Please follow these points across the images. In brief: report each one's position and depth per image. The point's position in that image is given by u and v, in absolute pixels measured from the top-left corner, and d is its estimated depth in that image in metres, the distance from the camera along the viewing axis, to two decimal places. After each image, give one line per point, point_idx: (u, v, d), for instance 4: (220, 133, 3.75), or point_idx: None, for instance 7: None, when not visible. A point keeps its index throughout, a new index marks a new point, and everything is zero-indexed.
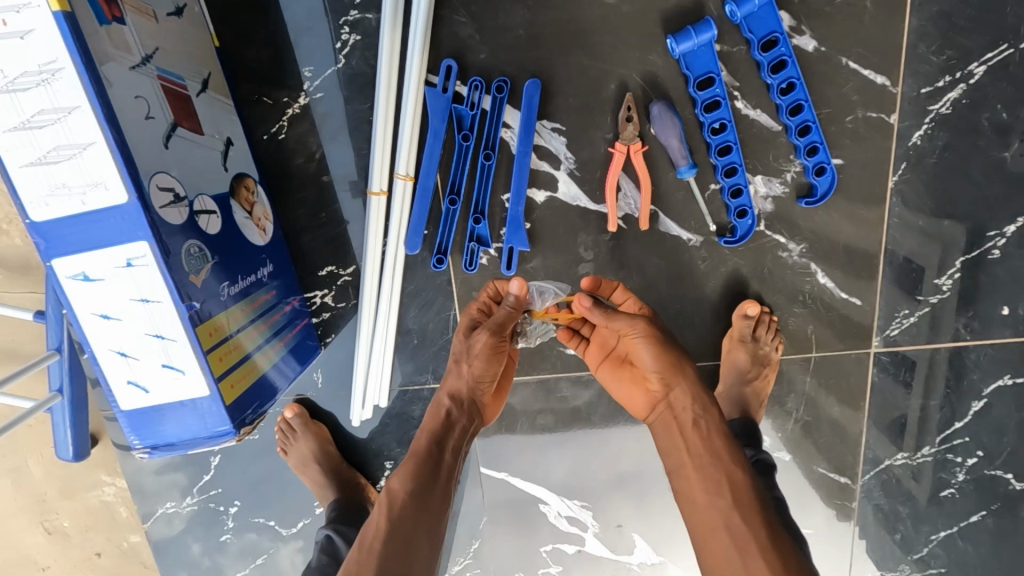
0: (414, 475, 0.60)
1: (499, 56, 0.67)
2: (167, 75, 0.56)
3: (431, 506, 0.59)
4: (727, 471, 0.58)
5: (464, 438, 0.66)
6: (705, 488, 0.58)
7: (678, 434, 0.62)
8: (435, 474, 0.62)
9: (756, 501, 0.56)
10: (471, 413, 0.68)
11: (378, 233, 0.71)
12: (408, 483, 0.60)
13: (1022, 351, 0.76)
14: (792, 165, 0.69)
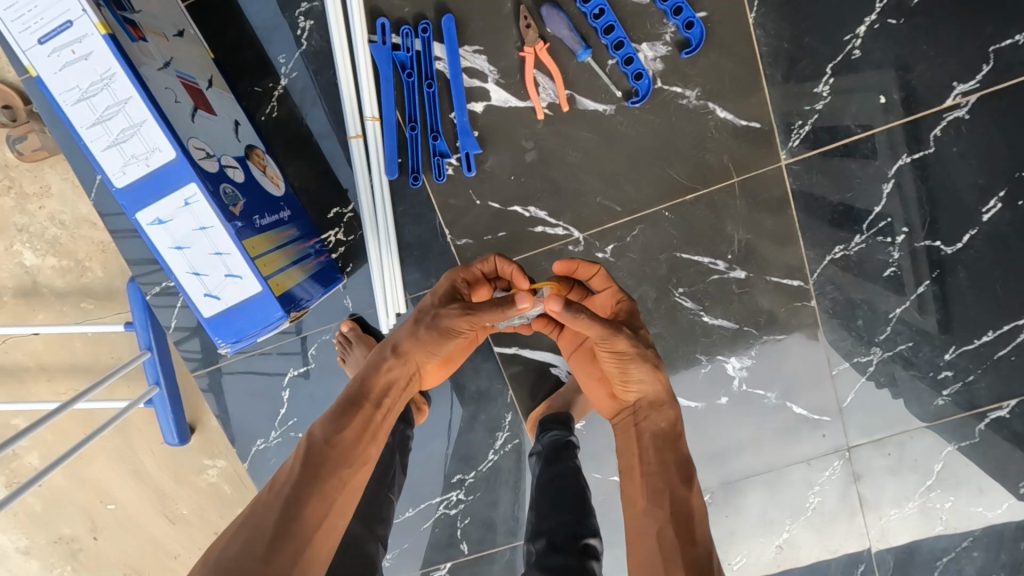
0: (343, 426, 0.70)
1: (419, 6, 0.87)
2: (183, 75, 0.78)
3: (352, 455, 0.69)
4: (667, 486, 0.71)
5: (389, 392, 0.77)
6: (648, 499, 0.71)
7: (642, 441, 0.76)
8: (361, 427, 0.72)
9: (685, 515, 0.68)
10: (405, 369, 0.78)
11: (364, 168, 0.91)
12: (334, 430, 0.69)
13: (907, 131, 0.91)
14: (667, 28, 0.86)
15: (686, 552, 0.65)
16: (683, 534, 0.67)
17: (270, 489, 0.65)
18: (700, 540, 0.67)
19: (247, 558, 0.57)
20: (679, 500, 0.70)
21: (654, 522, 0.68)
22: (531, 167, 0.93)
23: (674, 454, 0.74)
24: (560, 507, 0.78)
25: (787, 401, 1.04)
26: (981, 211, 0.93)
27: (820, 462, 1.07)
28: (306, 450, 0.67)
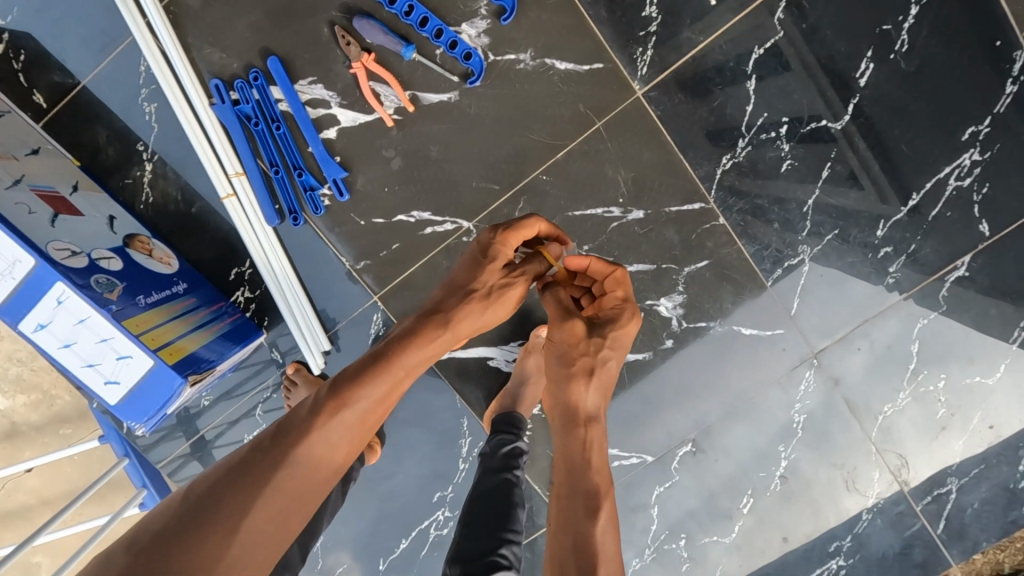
0: (369, 387, 0.67)
1: (245, 57, 0.89)
2: (39, 188, 0.82)
3: (359, 423, 0.66)
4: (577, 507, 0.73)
5: (425, 357, 0.72)
6: (562, 525, 0.72)
7: (565, 461, 0.77)
8: (386, 393, 0.68)
9: (593, 551, 0.69)
10: (445, 338, 0.73)
11: (245, 223, 0.94)
12: (358, 387, 0.67)
13: (751, 23, 0.89)
14: (480, 2, 0.87)
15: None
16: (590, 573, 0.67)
17: (286, 428, 0.63)
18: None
19: (217, 510, 0.56)
20: (586, 538, 0.70)
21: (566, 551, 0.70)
22: (401, 173, 0.94)
23: (585, 487, 0.74)
24: (480, 531, 0.76)
25: (735, 326, 1.01)
26: (856, 77, 0.90)
27: (792, 377, 1.03)
28: (331, 402, 0.65)
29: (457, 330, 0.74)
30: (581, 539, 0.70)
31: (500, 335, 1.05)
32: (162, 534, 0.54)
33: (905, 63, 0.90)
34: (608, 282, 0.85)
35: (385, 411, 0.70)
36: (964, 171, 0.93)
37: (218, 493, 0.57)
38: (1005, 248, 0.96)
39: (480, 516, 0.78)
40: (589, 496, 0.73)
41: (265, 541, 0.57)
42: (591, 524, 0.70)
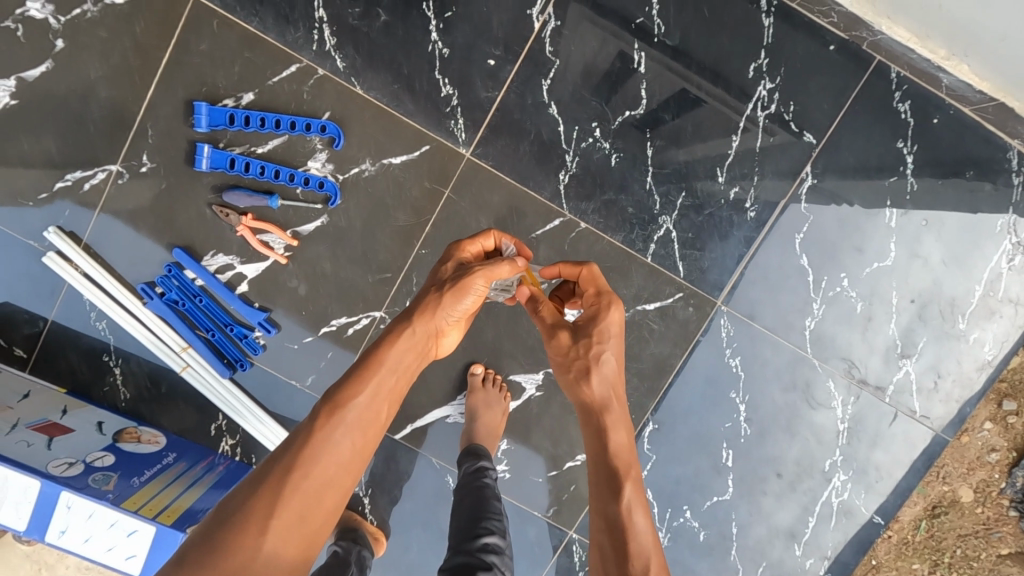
0: (362, 388, 0.75)
1: (157, 257, 1.08)
2: (33, 421, 1.00)
3: (361, 423, 0.73)
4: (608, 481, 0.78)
5: (408, 348, 0.80)
6: (596, 509, 0.78)
7: (595, 444, 0.83)
8: (376, 391, 0.75)
9: (620, 523, 0.75)
10: (418, 332, 0.82)
11: (206, 385, 1.09)
12: (350, 388, 0.74)
13: (531, 64, 1.02)
14: (314, 140, 1.04)
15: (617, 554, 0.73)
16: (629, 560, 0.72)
17: (291, 440, 0.71)
18: (637, 556, 0.72)
19: (249, 513, 0.65)
20: (614, 513, 0.76)
21: (600, 537, 0.76)
22: (310, 294, 1.09)
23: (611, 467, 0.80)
24: (463, 517, 0.90)
25: (640, 305, 1.09)
26: (635, 68, 1.02)
27: (710, 328, 1.10)
28: (327, 407, 0.72)
29: (423, 321, 0.82)
30: (614, 522, 0.75)
31: (447, 394, 1.14)
32: (188, 552, 0.64)
33: (669, 40, 1.02)
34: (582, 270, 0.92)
35: (386, 404, 0.77)
36: (766, 99, 1.04)
37: (248, 497, 0.67)
38: (835, 146, 1.05)
39: (459, 514, 0.91)
40: (610, 476, 0.78)
41: (289, 538, 0.65)
42: (617, 497, 0.76)
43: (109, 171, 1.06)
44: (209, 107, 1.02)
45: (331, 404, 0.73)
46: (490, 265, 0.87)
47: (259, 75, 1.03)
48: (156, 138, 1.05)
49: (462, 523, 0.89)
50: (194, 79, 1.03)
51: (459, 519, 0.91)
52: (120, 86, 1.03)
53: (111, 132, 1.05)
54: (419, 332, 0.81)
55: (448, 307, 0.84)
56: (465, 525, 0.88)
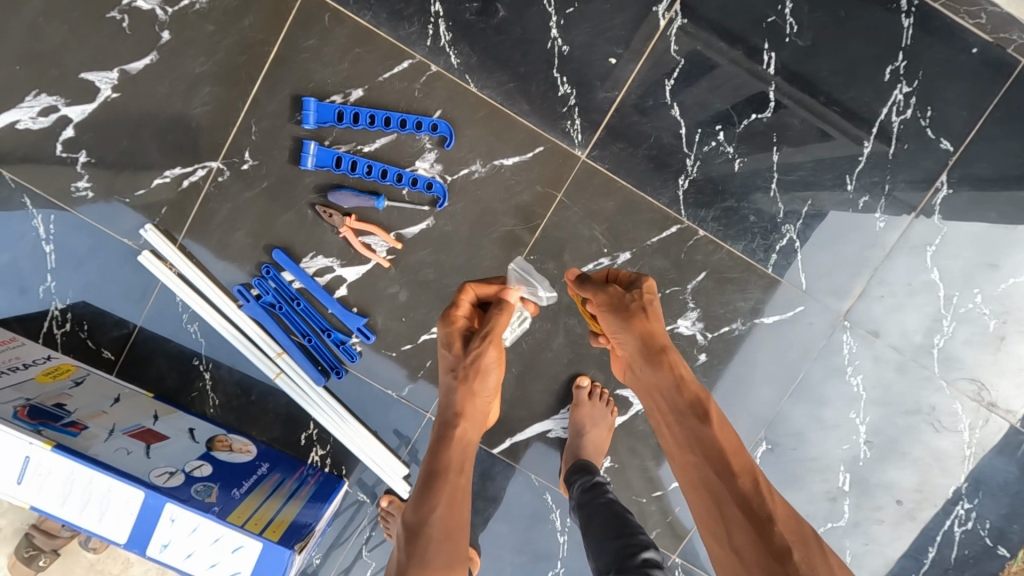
0: (435, 504, 0.83)
1: (254, 258, 1.04)
2: (128, 427, 0.95)
3: (450, 530, 0.81)
4: (691, 420, 0.80)
5: (459, 442, 0.88)
6: (683, 447, 0.80)
7: (663, 388, 0.83)
8: (448, 497, 0.84)
9: (722, 451, 0.77)
10: (464, 430, 0.89)
11: (300, 393, 1.05)
12: (421, 512, 0.82)
13: (654, 63, 0.97)
14: (423, 139, 1.00)
15: (731, 480, 0.76)
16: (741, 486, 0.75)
17: (395, 568, 0.80)
18: (744, 474, 0.76)
19: None
20: (711, 444, 0.78)
21: (697, 467, 0.78)
22: (411, 301, 1.04)
23: (689, 401, 0.81)
24: (606, 537, 0.83)
25: (758, 319, 1.04)
26: (764, 69, 0.97)
27: (832, 345, 1.04)
28: (408, 528, 0.81)
29: (465, 416, 0.89)
30: (712, 452, 0.77)
31: (548, 409, 1.08)
32: None
33: (802, 40, 0.97)
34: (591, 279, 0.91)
35: (462, 503, 0.85)
36: (902, 105, 0.98)
37: None
38: (972, 155, 0.99)
39: (602, 536, 0.84)
40: (692, 414, 0.80)
41: None
42: (708, 425, 0.78)
43: (209, 168, 1.02)
44: (317, 103, 0.98)
45: (411, 527, 0.81)
46: (492, 332, 0.89)
47: (369, 71, 0.98)
48: (258, 136, 1.00)
49: (611, 544, 0.82)
50: (301, 75, 0.99)
51: (603, 541, 0.83)
52: (223, 82, 0.99)
53: (212, 129, 1.01)
54: (464, 425, 0.89)
55: (475, 392, 0.90)
56: (616, 546, 0.81)
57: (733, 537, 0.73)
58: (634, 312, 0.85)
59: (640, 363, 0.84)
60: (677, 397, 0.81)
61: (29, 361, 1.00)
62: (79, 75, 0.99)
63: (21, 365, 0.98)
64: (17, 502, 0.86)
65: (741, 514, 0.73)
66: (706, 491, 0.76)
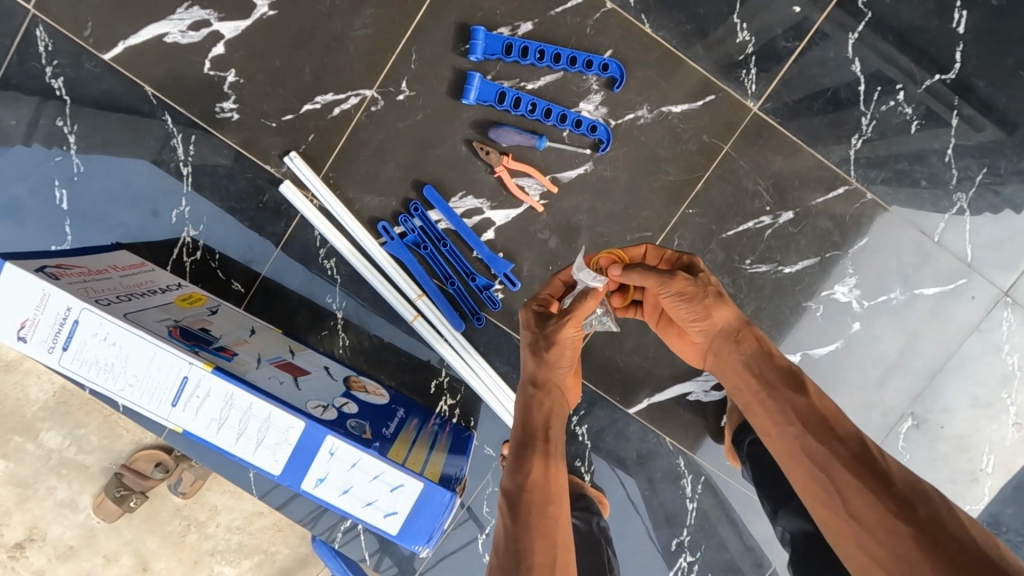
0: (530, 464, 0.78)
1: (401, 194, 1.00)
2: (273, 359, 0.91)
3: (548, 493, 0.75)
4: (781, 391, 0.73)
5: (546, 413, 0.84)
6: (777, 419, 0.72)
7: (748, 368, 0.77)
8: (541, 462, 0.78)
9: (818, 416, 0.69)
10: (546, 398, 0.85)
11: (439, 339, 1.01)
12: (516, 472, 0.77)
13: (839, 15, 0.94)
14: (590, 79, 0.96)
15: (835, 444, 0.66)
16: (851, 452, 0.65)
17: (501, 540, 0.73)
18: (847, 437, 0.67)
19: None
20: (805, 410, 0.70)
21: (795, 437, 0.69)
22: (560, 249, 1.00)
23: (777, 371, 0.75)
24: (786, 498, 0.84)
25: (916, 289, 1.00)
26: (953, 27, 0.94)
27: (990, 321, 1.01)
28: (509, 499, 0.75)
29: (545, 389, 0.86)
30: (809, 418, 0.69)
31: (689, 371, 1.04)
32: None
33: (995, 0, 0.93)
34: (640, 266, 0.84)
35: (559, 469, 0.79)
36: None
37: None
38: None
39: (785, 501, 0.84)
40: (778, 387, 0.73)
41: None
42: (803, 393, 0.70)
43: (363, 97, 0.97)
44: (486, 33, 0.93)
45: (511, 488, 0.75)
46: (576, 308, 0.85)
47: (541, 4, 0.94)
48: (418, 65, 0.96)
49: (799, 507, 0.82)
50: (469, 3, 0.95)
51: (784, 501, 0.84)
52: (386, 6, 0.95)
53: (369, 55, 0.96)
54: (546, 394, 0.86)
55: (553, 363, 0.86)
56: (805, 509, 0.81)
57: (851, 505, 0.63)
58: (709, 292, 0.81)
59: (731, 349, 0.80)
60: (765, 370, 0.76)
61: (165, 286, 0.95)
62: None
63: (158, 289, 0.93)
64: (167, 425, 0.82)
65: (855, 476, 0.63)
66: (808, 461, 0.67)
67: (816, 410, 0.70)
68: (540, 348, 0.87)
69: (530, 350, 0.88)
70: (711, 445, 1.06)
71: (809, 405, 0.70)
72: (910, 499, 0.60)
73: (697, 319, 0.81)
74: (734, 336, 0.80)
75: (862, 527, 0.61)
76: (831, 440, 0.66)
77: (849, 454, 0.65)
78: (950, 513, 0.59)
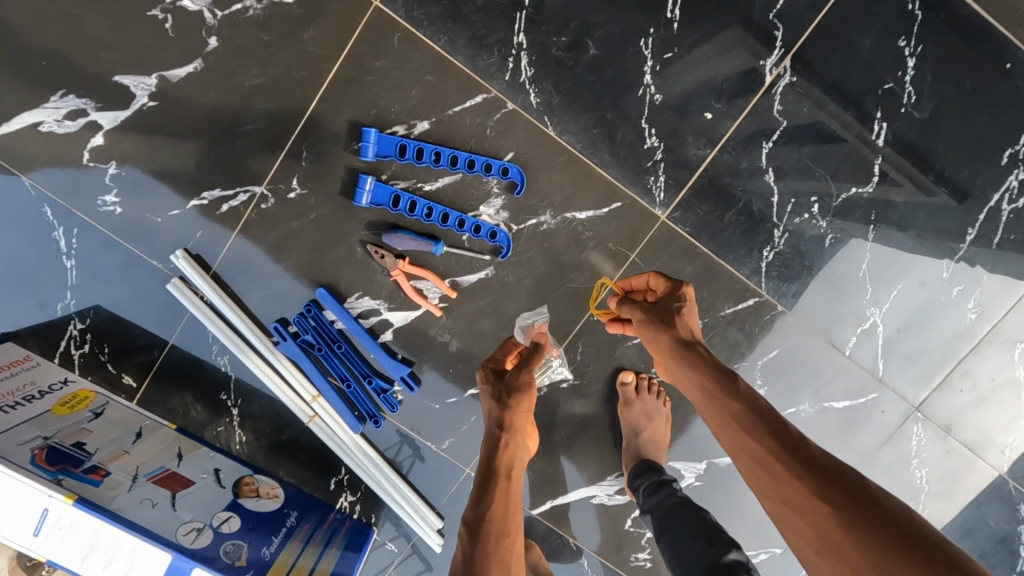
0: (490, 500, 0.78)
1: (296, 293, 0.96)
2: (152, 472, 0.88)
3: (507, 531, 0.76)
4: (718, 394, 0.70)
5: (507, 458, 0.82)
6: (722, 420, 0.69)
7: (691, 372, 0.74)
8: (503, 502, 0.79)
9: (757, 412, 0.67)
10: (513, 439, 0.83)
11: (335, 440, 0.98)
12: (479, 505, 0.78)
13: (754, 123, 0.89)
14: (491, 182, 0.91)
15: (767, 440, 0.65)
16: (789, 446, 0.64)
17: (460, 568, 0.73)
18: (779, 434, 0.65)
19: None
20: (743, 410, 0.68)
21: (737, 431, 0.67)
22: (461, 352, 0.97)
23: (721, 372, 0.72)
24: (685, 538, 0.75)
25: (825, 402, 0.98)
26: (872, 139, 0.89)
27: (899, 434, 0.98)
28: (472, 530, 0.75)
29: (512, 428, 0.84)
30: (746, 418, 0.67)
31: (595, 474, 1.01)
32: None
33: (918, 112, 0.88)
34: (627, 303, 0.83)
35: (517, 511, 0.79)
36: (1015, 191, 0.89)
37: None
38: None
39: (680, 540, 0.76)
40: (716, 387, 0.70)
41: None
42: (741, 395, 0.68)
43: (252, 193, 0.93)
44: (378, 133, 0.88)
45: (474, 519, 0.76)
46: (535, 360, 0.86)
47: (438, 102, 0.89)
48: (309, 162, 0.91)
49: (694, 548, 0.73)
50: (363, 99, 0.89)
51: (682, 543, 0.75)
52: (275, 99, 0.89)
53: (259, 149, 0.91)
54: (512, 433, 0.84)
55: (518, 408, 0.84)
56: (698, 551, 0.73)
57: (787, 494, 0.62)
58: (669, 310, 0.79)
59: (680, 362, 0.75)
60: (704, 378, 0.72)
61: (46, 387, 0.90)
62: (113, 78, 0.89)
63: (38, 393, 0.89)
64: (32, 553, 0.79)
65: (788, 468, 0.62)
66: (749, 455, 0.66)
67: (752, 410, 0.68)
68: (505, 397, 0.85)
69: (493, 399, 0.86)
70: (616, 547, 1.03)
71: (745, 407, 0.68)
72: (842, 483, 0.60)
73: (655, 336, 0.77)
74: (684, 348, 0.75)
75: (796, 514, 0.61)
76: (770, 436, 0.65)
77: (781, 448, 0.64)
78: (880, 490, 0.60)
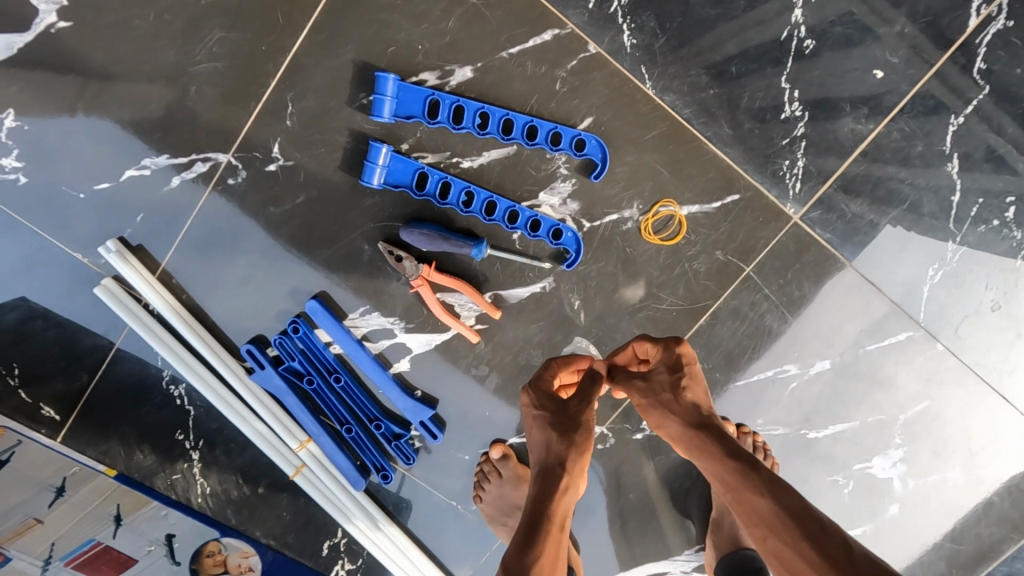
0: (541, 553, 0.49)
1: (277, 303, 0.69)
2: (73, 553, 0.65)
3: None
4: (726, 485, 0.49)
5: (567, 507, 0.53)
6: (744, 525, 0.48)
7: (694, 453, 0.52)
8: (553, 565, 0.50)
9: (776, 511, 0.46)
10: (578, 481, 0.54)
11: (329, 499, 0.72)
12: (524, 556, 0.48)
13: (936, 88, 0.63)
14: (557, 159, 0.64)
15: (800, 553, 0.44)
16: (839, 562, 0.42)
17: None
18: (812, 540, 0.44)
19: None
20: (760, 508, 0.46)
21: (759, 540, 0.47)
22: (502, 389, 0.72)
23: (726, 448, 0.50)
24: None
25: (980, 469, 0.72)
26: None
27: None
28: None
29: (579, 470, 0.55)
30: (778, 518, 0.45)
31: (668, 548, 0.77)
32: None
33: None
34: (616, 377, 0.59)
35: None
36: None
37: None
38: None
39: None
40: (720, 481, 0.49)
41: None
42: (756, 492, 0.47)
43: (215, 162, 0.65)
44: (398, 82, 0.60)
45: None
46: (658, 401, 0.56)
47: (487, 41, 0.62)
48: (298, 120, 0.64)
49: None
50: (379, 31, 0.62)
51: None
52: (252, 27, 0.62)
53: (227, 100, 0.64)
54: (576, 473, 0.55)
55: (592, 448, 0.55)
56: None
57: None
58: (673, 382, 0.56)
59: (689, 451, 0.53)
60: (716, 468, 0.50)
61: None
62: None
63: None
64: None
65: None
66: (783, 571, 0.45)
67: (783, 504, 0.46)
68: (570, 428, 0.55)
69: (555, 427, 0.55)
70: None
71: (775, 501, 0.46)
72: None
73: (656, 421, 0.55)
74: (693, 433, 0.53)
75: None
76: (813, 548, 0.43)
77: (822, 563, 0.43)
78: None
